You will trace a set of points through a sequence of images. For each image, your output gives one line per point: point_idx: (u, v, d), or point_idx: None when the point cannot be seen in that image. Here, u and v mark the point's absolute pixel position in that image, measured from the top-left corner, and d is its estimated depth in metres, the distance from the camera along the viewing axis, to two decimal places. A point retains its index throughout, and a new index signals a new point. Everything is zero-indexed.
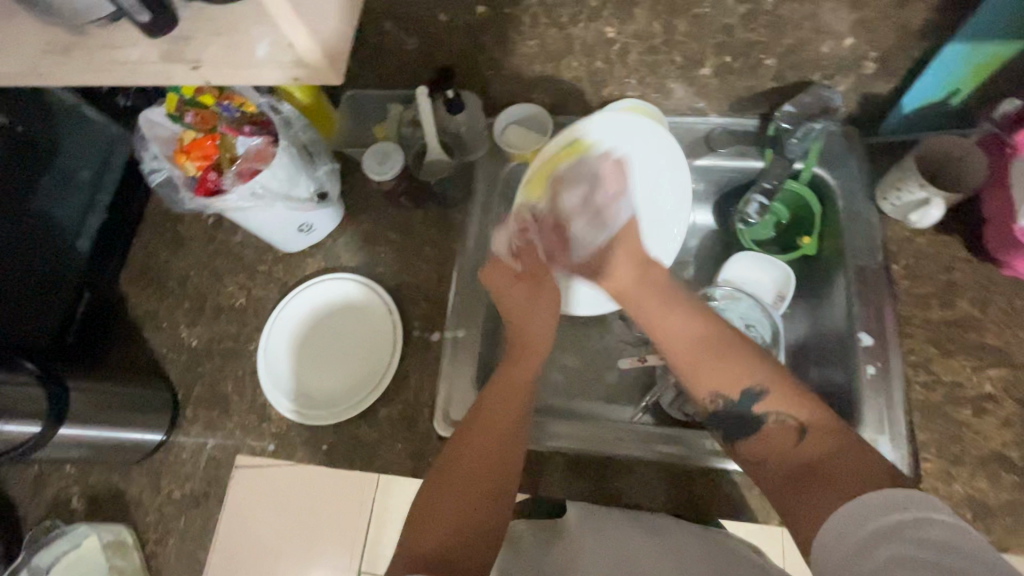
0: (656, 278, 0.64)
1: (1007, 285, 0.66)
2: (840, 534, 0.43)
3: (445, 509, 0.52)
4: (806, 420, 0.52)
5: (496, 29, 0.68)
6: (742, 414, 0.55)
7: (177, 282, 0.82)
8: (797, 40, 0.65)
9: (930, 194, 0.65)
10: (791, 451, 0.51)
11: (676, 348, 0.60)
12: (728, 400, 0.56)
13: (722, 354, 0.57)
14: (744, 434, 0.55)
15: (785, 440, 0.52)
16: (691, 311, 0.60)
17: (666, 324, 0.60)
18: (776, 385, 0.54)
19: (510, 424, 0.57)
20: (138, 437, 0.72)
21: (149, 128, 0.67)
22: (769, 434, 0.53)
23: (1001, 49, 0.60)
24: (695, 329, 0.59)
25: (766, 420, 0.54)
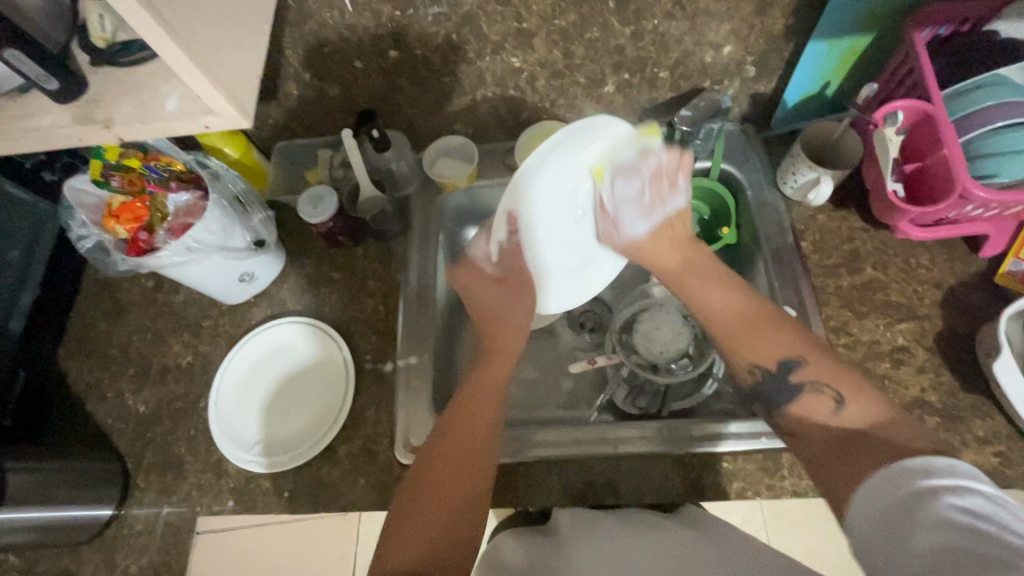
0: (699, 255, 0.68)
1: (901, 247, 0.73)
2: (881, 497, 0.44)
3: (420, 519, 0.53)
4: (846, 394, 0.53)
5: (410, 69, 0.73)
6: (778, 386, 0.58)
7: (120, 349, 0.81)
8: (682, 53, 0.72)
9: (819, 173, 0.72)
10: (826, 421, 0.53)
11: (722, 322, 0.63)
12: (767, 372, 0.58)
13: (768, 329, 0.60)
14: (780, 402, 0.57)
15: (824, 406, 0.54)
16: (729, 288, 0.65)
17: (707, 300, 0.65)
18: (815, 357, 0.57)
19: (484, 428, 0.59)
20: (87, 514, 0.69)
21: (74, 197, 0.68)
22: (805, 404, 0.55)
23: (855, 43, 0.69)
24: (741, 306, 0.63)
25: (803, 389, 0.56)
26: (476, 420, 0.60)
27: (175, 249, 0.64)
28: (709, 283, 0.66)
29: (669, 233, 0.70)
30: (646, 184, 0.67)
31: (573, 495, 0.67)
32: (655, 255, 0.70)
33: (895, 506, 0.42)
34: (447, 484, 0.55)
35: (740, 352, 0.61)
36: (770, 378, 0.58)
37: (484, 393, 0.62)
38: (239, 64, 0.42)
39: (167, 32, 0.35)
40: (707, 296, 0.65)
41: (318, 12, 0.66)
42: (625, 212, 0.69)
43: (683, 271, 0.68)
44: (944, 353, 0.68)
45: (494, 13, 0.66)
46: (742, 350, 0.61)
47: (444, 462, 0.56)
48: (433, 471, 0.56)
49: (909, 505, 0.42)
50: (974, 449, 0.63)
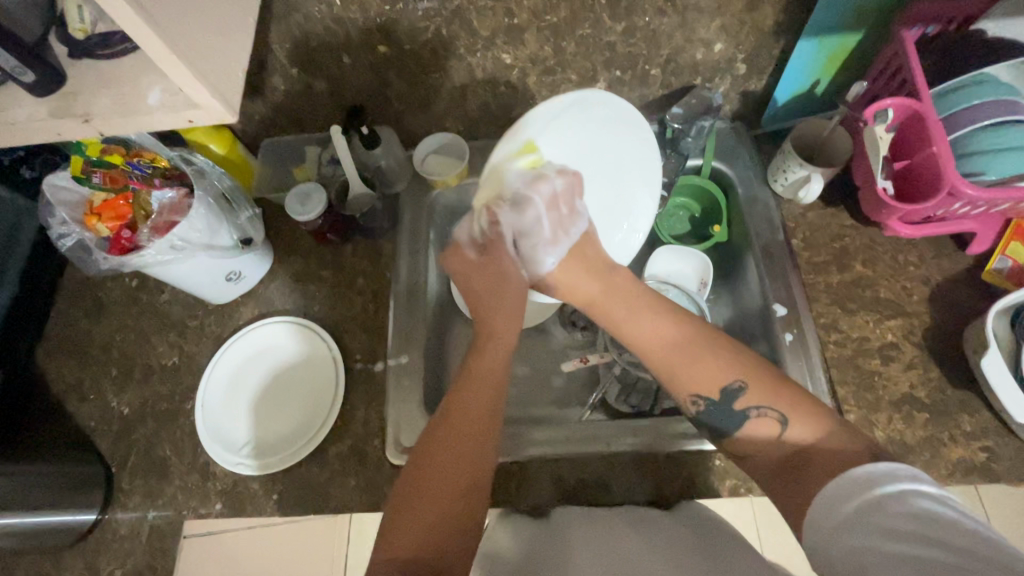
0: (616, 285, 0.62)
1: (889, 243, 0.74)
2: (830, 506, 0.43)
3: (422, 513, 0.50)
4: (789, 413, 0.51)
5: (399, 65, 0.72)
6: (722, 413, 0.54)
7: (102, 349, 0.79)
8: (672, 49, 0.72)
9: (809, 171, 0.72)
10: (773, 442, 0.51)
11: (658, 353, 0.58)
12: (709, 402, 0.55)
13: (698, 355, 0.56)
14: (731, 433, 0.54)
15: (769, 430, 0.51)
16: (661, 315, 0.60)
17: (634, 330, 0.60)
18: (756, 381, 0.53)
19: (485, 415, 0.56)
20: (70, 518, 0.68)
21: (52, 193, 0.66)
22: (751, 429, 0.52)
23: (845, 41, 0.69)
24: (670, 334, 0.58)
25: (749, 416, 0.52)
26: (479, 407, 0.56)
27: (159, 247, 0.63)
28: (635, 310, 0.60)
29: (581, 262, 0.64)
30: (543, 216, 0.63)
31: (565, 494, 0.67)
32: (571, 286, 0.64)
33: (854, 515, 0.41)
34: (454, 475, 0.52)
35: (677, 386, 0.57)
36: (711, 410, 0.55)
37: (485, 377, 0.59)
38: (223, 58, 0.41)
39: (148, 22, 0.34)
40: (635, 327, 0.60)
41: (305, 5, 0.65)
42: (533, 253, 0.65)
43: (601, 299, 0.62)
44: (933, 349, 0.68)
45: (485, 8, 0.66)
46: (678, 382, 0.57)
47: (445, 454, 0.53)
48: (434, 465, 0.53)
49: (869, 513, 0.40)
50: (963, 445, 0.63)
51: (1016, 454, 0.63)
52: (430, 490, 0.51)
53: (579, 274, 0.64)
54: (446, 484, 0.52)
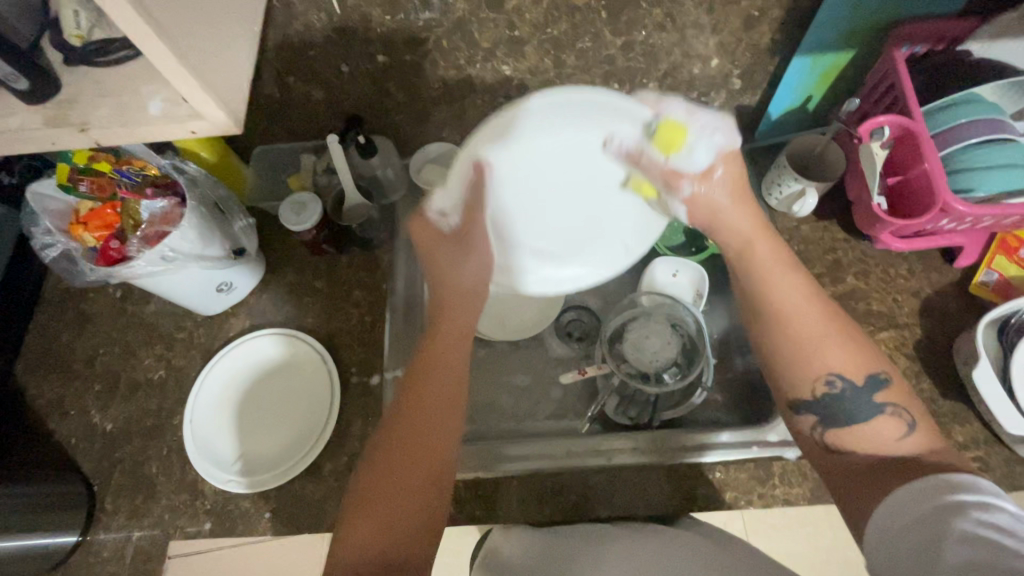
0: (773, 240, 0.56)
1: (879, 257, 0.75)
2: (899, 512, 0.41)
3: (385, 508, 0.48)
4: (919, 420, 0.48)
5: (397, 74, 0.71)
6: (859, 401, 0.49)
7: (84, 362, 0.76)
8: (670, 64, 0.72)
9: (804, 185, 0.73)
10: (893, 446, 0.47)
11: (805, 331, 0.51)
12: (852, 385, 0.50)
13: (843, 327, 0.51)
14: (837, 421, 0.50)
15: (893, 432, 0.48)
16: (795, 275, 0.54)
17: (780, 285, 0.53)
18: (896, 376, 0.51)
19: (446, 402, 0.53)
20: (48, 542, 0.65)
21: (37, 202, 0.63)
22: (878, 425, 0.49)
23: (837, 60, 0.71)
24: (812, 297, 0.52)
25: (883, 411, 0.49)
26: (441, 385, 0.54)
27: (150, 259, 0.61)
28: (794, 267, 0.54)
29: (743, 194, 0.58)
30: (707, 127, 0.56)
31: (565, 508, 0.67)
32: (713, 210, 0.58)
33: (924, 519, 0.40)
34: (414, 472, 0.50)
35: (808, 362, 0.51)
36: (849, 391, 0.49)
37: (448, 361, 0.55)
38: (228, 67, 0.40)
39: (153, 29, 0.33)
40: (783, 281, 0.53)
41: (304, 13, 0.64)
42: (704, 138, 0.56)
43: (748, 248, 0.56)
44: (924, 361, 0.70)
45: (486, 20, 0.66)
46: (816, 360, 0.50)
47: (388, 472, 0.50)
48: (380, 458, 0.50)
49: (938, 518, 0.39)
50: (954, 454, 0.65)
51: (1005, 463, 0.64)
52: (382, 514, 0.48)
53: (723, 206, 0.58)
54: (409, 480, 0.49)
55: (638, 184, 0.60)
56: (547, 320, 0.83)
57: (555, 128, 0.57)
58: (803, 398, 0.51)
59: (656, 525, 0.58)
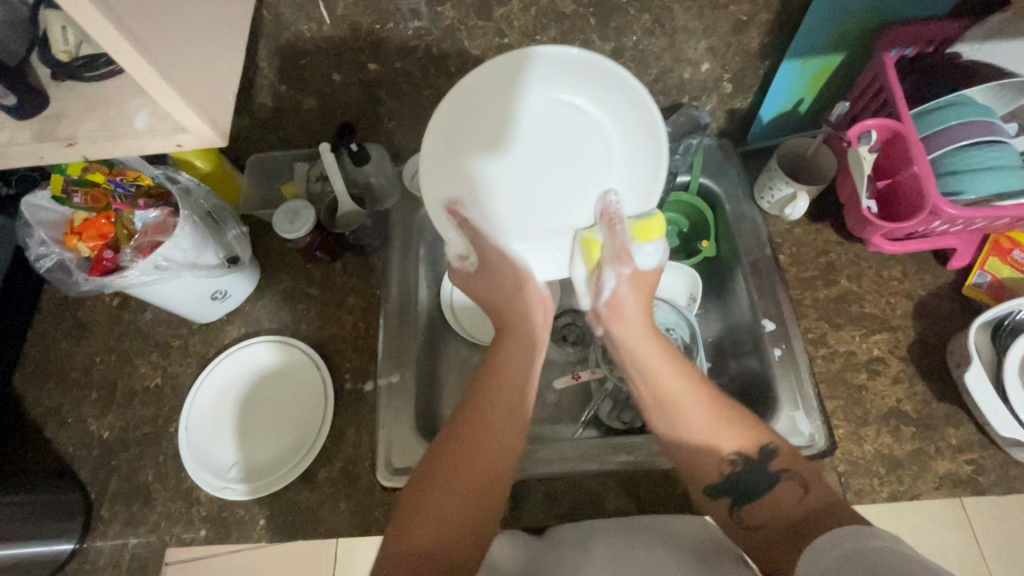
0: (655, 342, 0.63)
1: (873, 259, 0.75)
2: (820, 556, 0.43)
3: (440, 506, 0.51)
4: (811, 483, 0.53)
5: (389, 82, 0.72)
6: (755, 473, 0.55)
7: (81, 371, 0.77)
8: (661, 69, 0.73)
9: (795, 188, 0.73)
10: (789, 508, 0.52)
11: (693, 422, 0.57)
12: (746, 460, 0.55)
13: (719, 405, 0.58)
14: (750, 498, 0.55)
15: (792, 496, 0.53)
16: (678, 372, 0.60)
17: (664, 375, 0.60)
18: (784, 444, 0.56)
19: (500, 415, 0.57)
20: (46, 549, 0.65)
21: (32, 214, 0.64)
22: (779, 496, 0.53)
23: (827, 63, 0.71)
24: (693, 385, 0.59)
25: (782, 477, 0.54)
26: (499, 396, 0.58)
27: (142, 269, 0.61)
28: (672, 360, 0.61)
29: (643, 293, 0.66)
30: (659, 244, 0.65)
31: (560, 513, 0.67)
32: (622, 313, 0.65)
33: (839, 560, 0.41)
34: (475, 473, 0.53)
35: (710, 454, 0.56)
36: (749, 467, 0.55)
37: (502, 373, 0.60)
38: (213, 81, 0.41)
39: (134, 46, 0.33)
40: (664, 372, 0.60)
41: (294, 24, 0.64)
42: (646, 249, 0.64)
43: (636, 351, 0.63)
44: (918, 363, 0.69)
45: (475, 28, 0.66)
46: (708, 451, 0.56)
47: (449, 480, 0.52)
48: (448, 455, 0.54)
49: (846, 561, 0.40)
50: (949, 458, 0.64)
51: (1001, 466, 0.64)
52: (435, 519, 0.50)
53: (631, 300, 0.65)
54: (472, 477, 0.53)
55: (591, 240, 0.65)
56: None
57: (551, 90, 0.60)
58: (711, 481, 0.56)
59: (660, 519, 0.60)
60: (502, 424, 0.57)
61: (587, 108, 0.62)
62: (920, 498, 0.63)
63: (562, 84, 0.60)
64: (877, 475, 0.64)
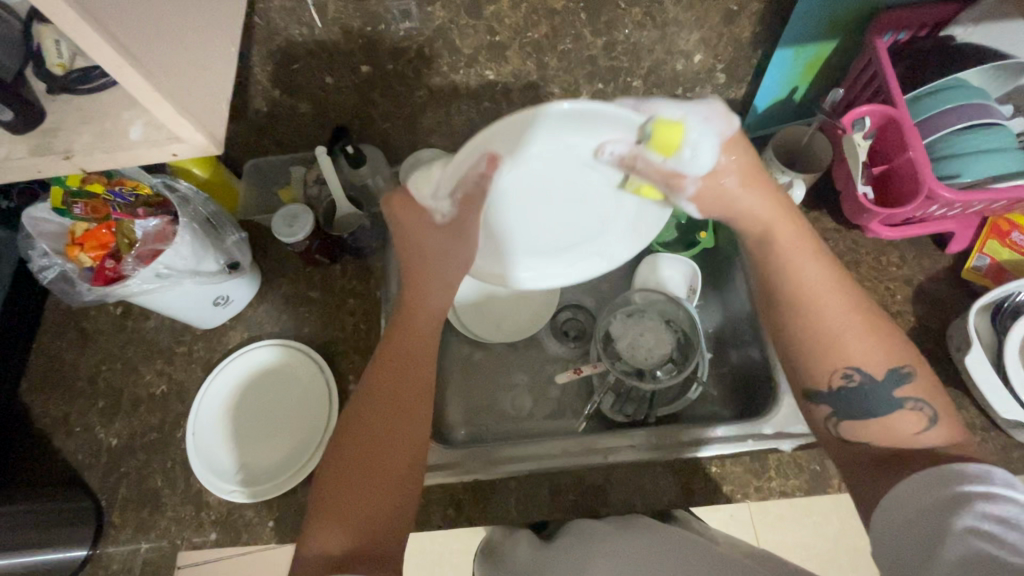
0: (805, 238, 0.53)
1: (871, 245, 0.75)
2: (901, 502, 0.42)
3: (346, 502, 0.49)
4: (942, 412, 0.48)
5: (382, 84, 0.72)
6: (876, 399, 0.49)
7: (87, 380, 0.77)
8: (653, 61, 0.73)
9: (793, 176, 0.72)
10: (915, 438, 0.47)
11: (827, 321, 0.50)
12: (870, 379, 0.49)
13: (866, 315, 0.51)
14: (852, 415, 0.50)
15: (913, 426, 0.48)
16: (824, 258, 0.53)
17: (802, 265, 0.52)
18: (920, 367, 0.50)
19: (407, 395, 0.53)
20: (59, 557, 0.65)
21: (33, 225, 0.64)
22: (892, 422, 0.48)
23: (820, 50, 0.70)
24: (825, 267, 0.52)
25: (908, 404, 0.48)
26: (403, 382, 0.54)
27: (144, 277, 0.62)
28: (806, 247, 0.53)
29: (754, 173, 0.54)
30: (699, 121, 0.50)
31: (566, 507, 0.67)
32: (729, 205, 0.55)
33: (926, 511, 0.40)
34: (388, 461, 0.51)
35: (831, 353, 0.50)
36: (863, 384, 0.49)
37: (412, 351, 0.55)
38: (207, 90, 0.41)
39: (128, 61, 0.34)
40: (804, 261, 0.52)
41: (285, 28, 0.65)
42: (699, 150, 0.50)
43: (789, 241, 0.53)
44: (918, 349, 0.70)
45: (466, 27, 0.66)
46: (843, 348, 0.50)
47: (357, 469, 0.50)
48: (346, 441, 0.52)
49: (939, 513, 0.39)
50: None
51: (1002, 449, 0.64)
52: (360, 518, 0.48)
53: (737, 192, 0.54)
54: (375, 472, 0.50)
55: (637, 188, 0.56)
56: (542, 321, 0.83)
57: (563, 136, 0.49)
58: (815, 389, 0.52)
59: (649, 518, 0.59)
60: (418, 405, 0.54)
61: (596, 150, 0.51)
62: None
63: (573, 128, 0.49)
64: None
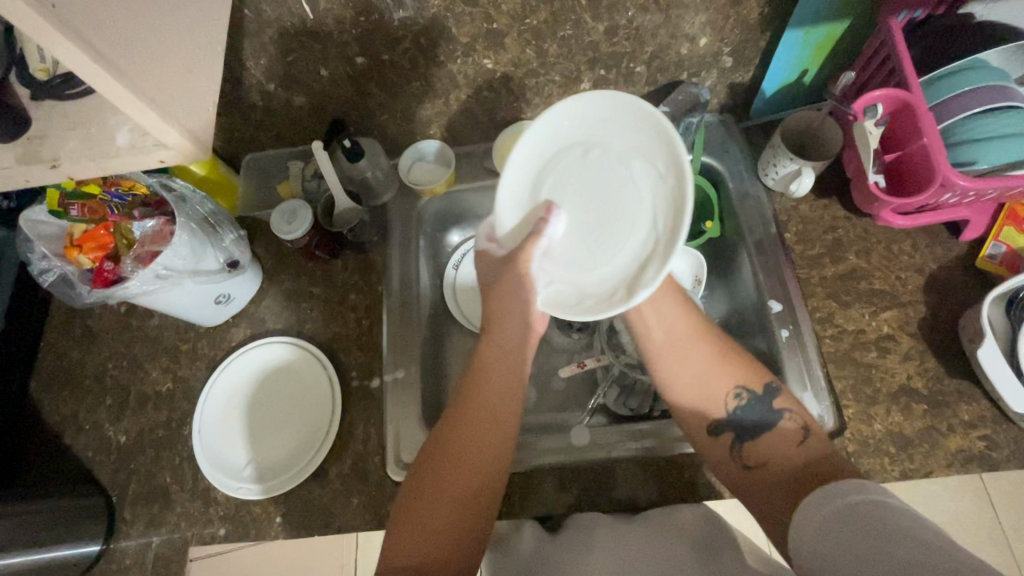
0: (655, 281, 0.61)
1: (882, 234, 0.73)
2: (814, 515, 0.45)
3: (427, 519, 0.51)
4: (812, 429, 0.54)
5: (379, 75, 0.71)
6: (755, 411, 0.55)
7: (94, 377, 0.78)
8: (657, 46, 0.70)
9: (801, 165, 0.70)
10: (790, 450, 0.53)
11: (682, 365, 0.58)
12: (754, 396, 0.56)
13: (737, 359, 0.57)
14: (749, 435, 0.55)
15: (788, 440, 0.54)
16: (678, 307, 0.60)
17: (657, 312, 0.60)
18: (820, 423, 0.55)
19: (495, 426, 0.56)
20: (73, 552, 0.67)
21: (32, 229, 0.65)
22: (772, 437, 0.54)
23: (831, 31, 0.68)
24: (687, 322, 0.59)
25: (781, 415, 0.55)
26: (486, 412, 0.56)
27: (144, 278, 0.61)
28: (676, 298, 0.61)
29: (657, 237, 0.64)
30: None
31: (570, 501, 0.67)
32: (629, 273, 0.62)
33: (836, 518, 0.43)
34: (463, 479, 0.53)
35: (706, 404, 0.57)
36: (752, 403, 0.55)
37: (495, 369, 0.59)
38: (193, 94, 0.41)
39: (109, 71, 0.34)
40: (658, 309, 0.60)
41: (278, 19, 0.63)
42: None
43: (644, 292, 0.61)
44: (929, 340, 0.68)
45: (462, 14, 0.64)
46: (711, 399, 0.57)
47: (442, 479, 0.53)
48: (440, 459, 0.54)
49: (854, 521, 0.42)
50: (961, 434, 0.64)
51: (1013, 441, 0.63)
52: (422, 533, 0.51)
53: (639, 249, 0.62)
54: (448, 493, 0.53)
55: None
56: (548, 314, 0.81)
57: (591, 129, 0.57)
58: (716, 415, 0.56)
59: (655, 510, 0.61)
60: (493, 450, 0.55)
61: (628, 159, 0.56)
62: (931, 476, 0.62)
63: (602, 121, 0.56)
64: (887, 453, 0.63)
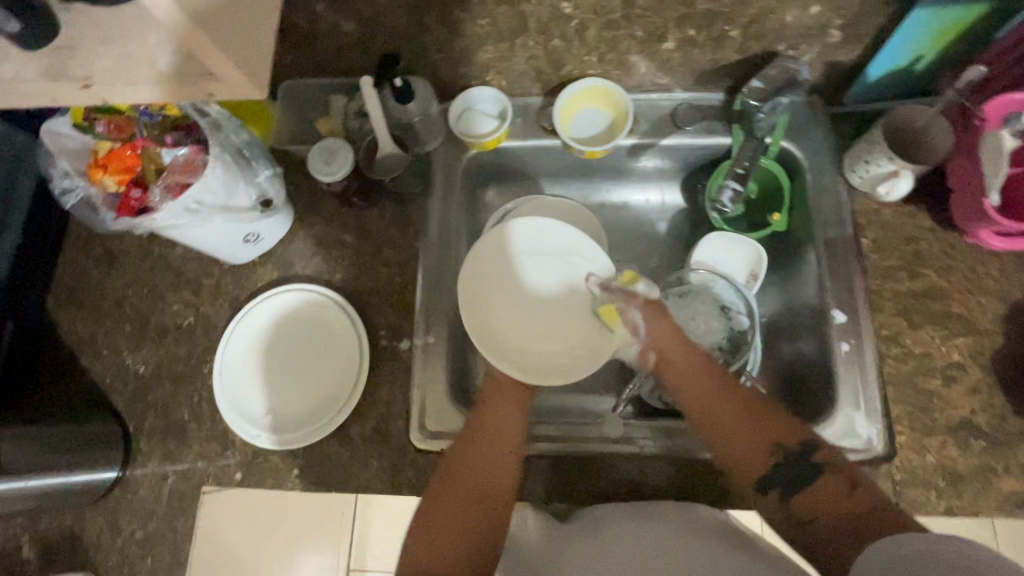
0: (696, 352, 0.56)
1: (968, 252, 0.67)
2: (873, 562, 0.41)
3: (449, 518, 0.52)
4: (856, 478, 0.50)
5: (440, 8, 0.63)
6: (788, 473, 0.51)
7: (112, 302, 0.75)
8: (760, 9, 0.61)
9: (898, 167, 0.64)
10: (841, 498, 0.48)
11: (720, 427, 0.53)
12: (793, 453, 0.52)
13: (772, 415, 0.54)
14: (797, 488, 0.51)
15: (836, 489, 0.49)
16: (716, 373, 0.55)
17: (697, 381, 0.55)
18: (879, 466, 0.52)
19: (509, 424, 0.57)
20: (89, 478, 0.67)
21: (54, 142, 0.61)
22: (818, 486, 0.50)
23: (965, 14, 0.58)
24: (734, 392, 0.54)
25: (824, 466, 0.51)
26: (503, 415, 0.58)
27: (173, 210, 0.57)
28: (707, 370, 0.55)
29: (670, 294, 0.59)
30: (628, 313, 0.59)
31: (596, 490, 0.65)
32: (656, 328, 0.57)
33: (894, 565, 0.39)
34: (488, 481, 0.54)
35: (744, 464, 0.53)
36: (787, 459, 0.52)
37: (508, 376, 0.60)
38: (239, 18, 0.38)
39: None
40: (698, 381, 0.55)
41: None
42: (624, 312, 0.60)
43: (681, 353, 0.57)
44: (1000, 374, 0.63)
45: None
46: (737, 450, 0.53)
47: (463, 479, 0.54)
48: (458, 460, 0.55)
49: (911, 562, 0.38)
50: (1017, 477, 0.60)
51: None
52: (445, 534, 0.51)
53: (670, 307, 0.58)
54: (468, 494, 0.53)
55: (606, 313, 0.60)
56: None
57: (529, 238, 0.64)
58: (761, 477, 0.52)
59: (663, 504, 0.58)
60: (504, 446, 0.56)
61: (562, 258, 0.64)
62: (976, 516, 0.59)
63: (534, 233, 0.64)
64: (935, 487, 0.60)
